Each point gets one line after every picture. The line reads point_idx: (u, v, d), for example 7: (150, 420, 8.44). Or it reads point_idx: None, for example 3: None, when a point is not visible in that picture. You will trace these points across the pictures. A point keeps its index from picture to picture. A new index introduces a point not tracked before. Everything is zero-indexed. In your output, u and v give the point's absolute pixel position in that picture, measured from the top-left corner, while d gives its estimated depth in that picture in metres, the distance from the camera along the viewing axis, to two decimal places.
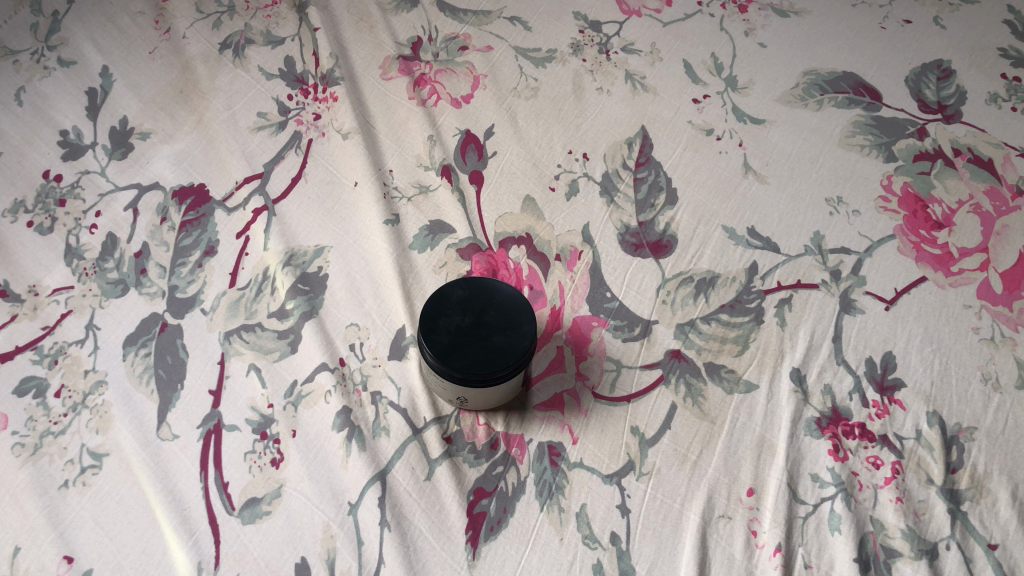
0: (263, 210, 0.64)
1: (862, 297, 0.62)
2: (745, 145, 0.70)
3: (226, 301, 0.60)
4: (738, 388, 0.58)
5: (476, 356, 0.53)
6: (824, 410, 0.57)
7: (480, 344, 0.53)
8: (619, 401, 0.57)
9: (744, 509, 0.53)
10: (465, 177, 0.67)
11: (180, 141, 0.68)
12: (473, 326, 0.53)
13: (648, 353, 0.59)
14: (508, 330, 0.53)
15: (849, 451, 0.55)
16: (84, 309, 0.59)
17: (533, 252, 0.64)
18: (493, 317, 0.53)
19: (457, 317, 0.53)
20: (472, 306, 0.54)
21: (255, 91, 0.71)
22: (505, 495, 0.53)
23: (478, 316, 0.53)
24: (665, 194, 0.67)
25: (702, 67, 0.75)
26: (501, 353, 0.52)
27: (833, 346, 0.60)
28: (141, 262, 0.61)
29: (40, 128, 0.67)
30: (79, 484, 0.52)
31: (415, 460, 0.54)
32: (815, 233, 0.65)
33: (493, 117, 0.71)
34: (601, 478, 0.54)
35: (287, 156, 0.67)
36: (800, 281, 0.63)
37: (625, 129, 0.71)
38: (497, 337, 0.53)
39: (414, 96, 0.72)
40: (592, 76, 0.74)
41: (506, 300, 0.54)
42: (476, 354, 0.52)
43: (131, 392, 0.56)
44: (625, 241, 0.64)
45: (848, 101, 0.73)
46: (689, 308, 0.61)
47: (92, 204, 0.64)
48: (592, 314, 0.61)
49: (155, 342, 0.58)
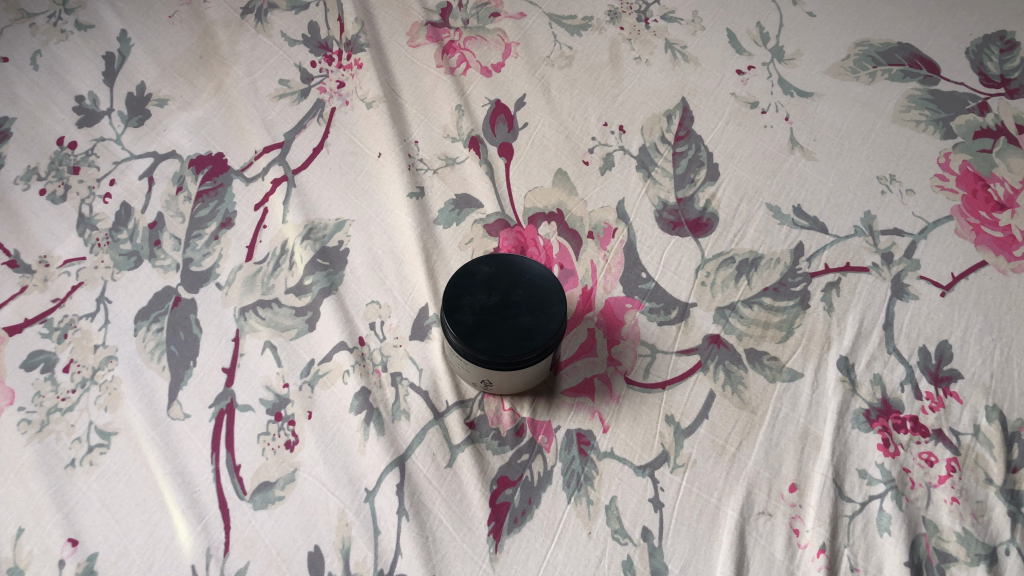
0: (283, 180, 0.61)
1: (916, 282, 0.58)
2: (792, 119, 0.66)
3: (242, 275, 0.57)
4: (781, 377, 0.54)
5: (502, 337, 0.49)
6: (874, 402, 0.53)
7: (506, 325, 0.50)
8: (654, 388, 0.53)
9: (786, 506, 0.50)
10: (494, 149, 0.64)
11: (198, 108, 0.65)
12: (499, 306, 0.50)
13: (685, 337, 0.55)
14: (537, 310, 0.50)
15: (900, 446, 0.52)
16: (96, 281, 0.57)
17: (564, 228, 0.60)
18: (520, 296, 0.50)
19: (483, 296, 0.50)
20: (498, 285, 0.51)
21: (277, 57, 0.68)
22: (530, 485, 0.50)
23: (505, 295, 0.50)
24: (706, 170, 0.63)
25: (747, 37, 0.71)
26: (529, 334, 0.49)
27: (884, 333, 0.56)
28: (155, 233, 0.59)
29: (55, 94, 0.65)
30: (86, 464, 0.50)
31: (435, 446, 0.51)
32: (867, 213, 0.61)
33: (525, 87, 0.68)
34: (633, 469, 0.51)
35: (308, 125, 0.64)
36: (849, 263, 0.59)
37: (664, 101, 0.67)
38: (524, 317, 0.50)
39: (442, 64, 0.68)
40: (630, 45, 0.70)
41: (535, 279, 0.51)
42: (501, 335, 0.49)
43: (142, 369, 0.53)
44: (662, 219, 0.61)
45: (903, 73, 0.69)
46: (730, 291, 0.57)
47: (106, 172, 0.61)
48: (626, 296, 0.57)
49: (168, 316, 0.55)
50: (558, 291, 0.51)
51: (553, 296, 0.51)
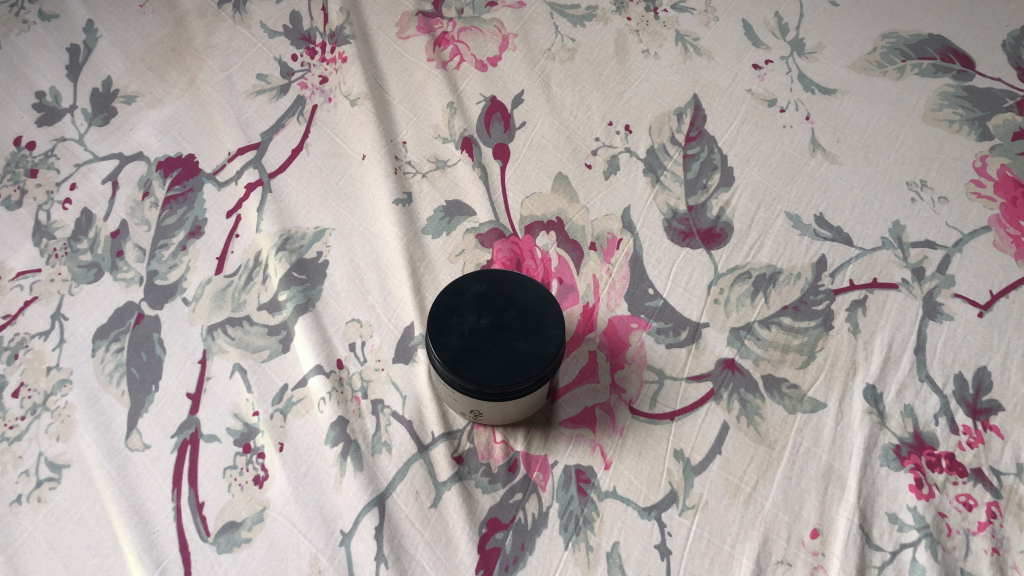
0: (258, 185, 0.56)
1: (951, 300, 0.53)
2: (813, 119, 0.61)
3: (211, 290, 0.52)
4: (802, 408, 0.49)
5: (494, 364, 0.44)
6: (904, 436, 0.48)
7: (499, 350, 0.44)
8: (661, 419, 0.48)
9: (808, 555, 0.45)
10: (489, 151, 0.59)
11: (169, 105, 0.60)
12: (490, 328, 0.45)
13: (696, 361, 0.50)
14: (532, 334, 0.45)
15: (934, 487, 0.47)
16: (52, 295, 0.52)
17: (564, 239, 0.55)
18: (513, 318, 0.45)
19: (472, 317, 0.45)
20: (490, 305, 0.46)
21: (255, 50, 0.63)
22: (524, 529, 0.45)
23: (497, 317, 0.45)
24: (720, 174, 0.58)
25: (764, 29, 0.65)
26: (524, 361, 0.44)
27: (916, 358, 0.51)
28: (118, 243, 0.54)
29: (14, 90, 0.60)
30: (34, 500, 0.45)
31: (419, 483, 0.46)
32: (895, 224, 0.56)
33: (523, 83, 0.62)
34: (637, 511, 0.46)
35: (287, 124, 0.59)
36: (876, 279, 0.54)
37: (674, 99, 0.62)
38: (518, 341, 0.45)
39: (433, 58, 0.63)
40: (638, 37, 0.65)
41: (530, 298, 0.46)
42: (493, 362, 0.44)
43: (99, 394, 0.48)
44: (672, 229, 0.56)
45: (934, 68, 0.63)
46: (746, 310, 0.52)
47: (66, 176, 0.57)
48: (631, 314, 0.52)
49: (129, 335, 0.50)
50: (555, 312, 0.46)
51: (550, 318, 0.46)
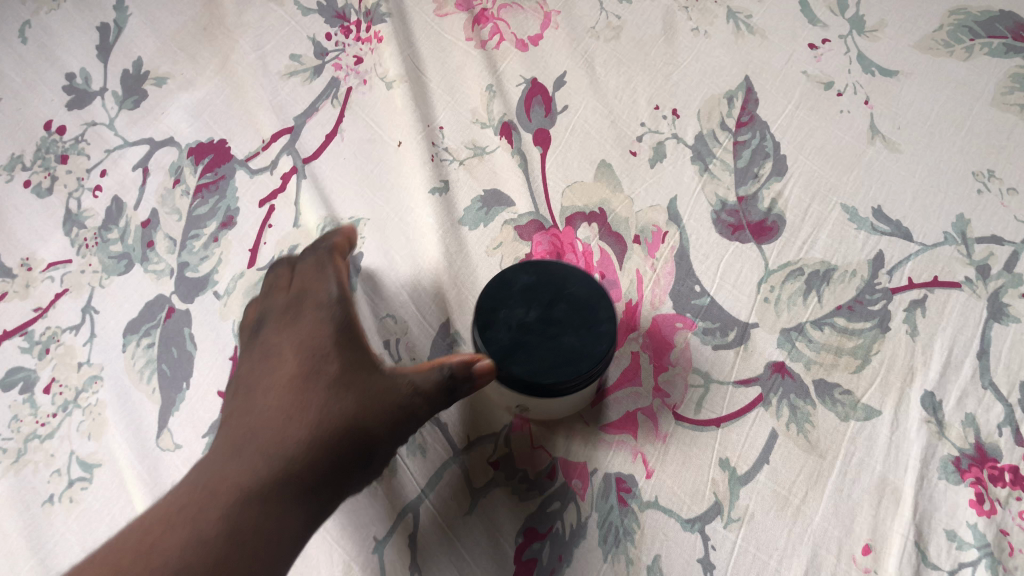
0: (293, 174, 0.54)
1: (1018, 301, 0.49)
2: (872, 103, 0.57)
3: (243, 284, 0.50)
4: (856, 415, 0.46)
5: (542, 360, 0.42)
6: (965, 447, 0.45)
7: (548, 345, 0.42)
8: (706, 425, 0.47)
9: (858, 572, 0.43)
10: (529, 136, 0.56)
11: (201, 88, 0.58)
12: (540, 322, 0.43)
13: (744, 365, 0.48)
14: (582, 330, 0.43)
15: (997, 502, 0.44)
16: (83, 288, 0.51)
17: (606, 232, 0.53)
18: (563, 312, 0.43)
19: (520, 310, 0.43)
20: (538, 298, 0.43)
21: (288, 28, 0.61)
22: (561, 540, 0.45)
23: (546, 310, 0.43)
24: (772, 162, 0.55)
25: (821, 6, 0.62)
26: (573, 358, 0.42)
27: (978, 364, 0.47)
28: (148, 233, 0.53)
29: (46, 73, 0.59)
30: (66, 500, 0.45)
31: (455, 491, 0.46)
32: (958, 217, 0.52)
33: (566, 63, 0.60)
34: (680, 522, 0.44)
35: (321, 107, 0.57)
36: (937, 277, 0.50)
37: (725, 81, 0.58)
38: (568, 336, 0.42)
39: (472, 37, 0.60)
40: (687, 14, 0.62)
41: (581, 292, 0.44)
42: (541, 359, 0.42)
43: (130, 391, 0.48)
44: (721, 221, 0.53)
45: (1004, 49, 0.58)
46: (798, 309, 0.50)
47: (97, 162, 0.55)
48: (677, 313, 0.50)
49: (159, 331, 0.49)
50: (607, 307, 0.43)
51: (601, 313, 0.43)
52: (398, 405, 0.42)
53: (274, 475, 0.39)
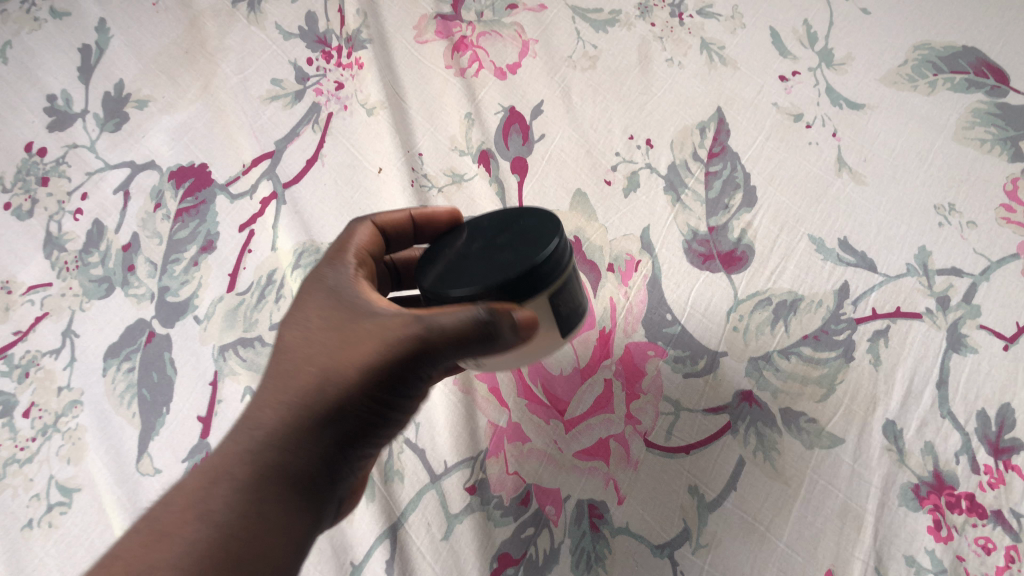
0: (272, 199, 0.55)
1: (976, 332, 0.49)
2: (840, 134, 0.57)
3: (222, 309, 0.51)
4: (821, 443, 0.48)
5: (475, 273, 0.41)
6: (924, 475, 0.46)
7: (484, 261, 0.42)
8: (676, 453, 0.49)
9: None
10: (506, 165, 0.58)
11: (182, 111, 0.59)
12: (482, 248, 0.43)
13: (713, 393, 0.50)
14: (521, 246, 0.41)
15: (954, 528, 0.45)
16: (63, 311, 0.52)
17: (582, 260, 0.55)
18: (506, 237, 0.43)
19: (473, 243, 0.44)
20: (493, 229, 0.44)
21: (270, 52, 0.61)
22: (534, 564, 0.48)
23: (493, 238, 0.43)
24: (743, 193, 0.56)
25: (792, 37, 0.62)
26: (499, 266, 0.40)
27: (937, 393, 0.48)
28: (129, 256, 0.53)
29: (27, 94, 0.60)
30: (45, 525, 0.46)
31: (432, 515, 0.50)
32: (921, 249, 0.52)
33: (543, 92, 0.61)
34: (650, 548, 0.47)
35: (302, 133, 0.58)
36: (900, 308, 0.51)
37: (697, 111, 0.59)
38: (504, 253, 0.41)
39: (452, 65, 0.61)
40: (661, 44, 0.62)
41: (531, 222, 0.43)
42: (474, 273, 0.41)
43: (110, 415, 0.48)
44: (691, 250, 0.54)
45: (966, 84, 0.57)
46: (765, 338, 0.51)
47: (78, 185, 0.56)
48: (648, 341, 0.52)
49: (140, 355, 0.50)
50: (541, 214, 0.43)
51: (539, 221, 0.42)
52: (382, 345, 0.39)
53: (275, 452, 0.38)
